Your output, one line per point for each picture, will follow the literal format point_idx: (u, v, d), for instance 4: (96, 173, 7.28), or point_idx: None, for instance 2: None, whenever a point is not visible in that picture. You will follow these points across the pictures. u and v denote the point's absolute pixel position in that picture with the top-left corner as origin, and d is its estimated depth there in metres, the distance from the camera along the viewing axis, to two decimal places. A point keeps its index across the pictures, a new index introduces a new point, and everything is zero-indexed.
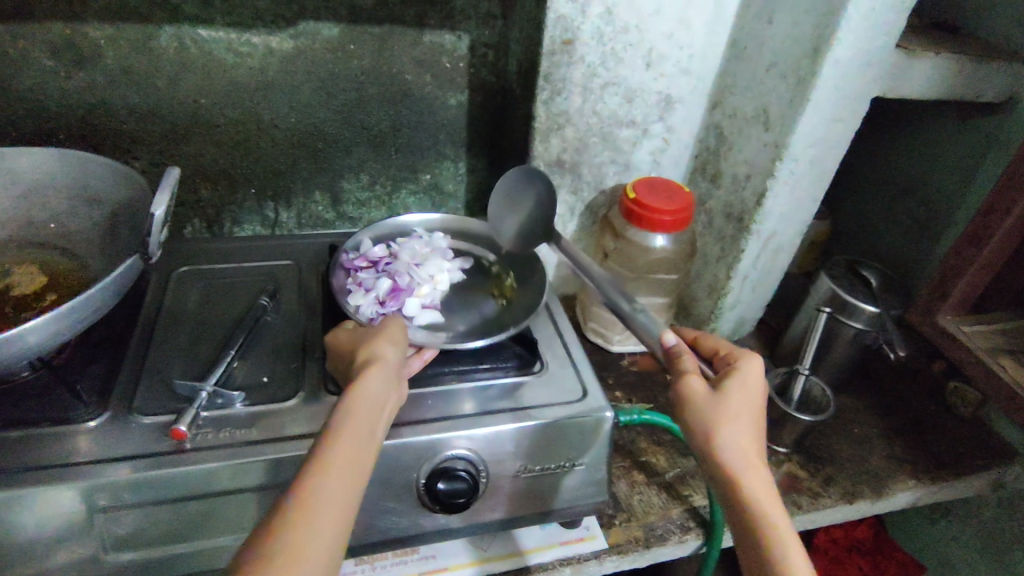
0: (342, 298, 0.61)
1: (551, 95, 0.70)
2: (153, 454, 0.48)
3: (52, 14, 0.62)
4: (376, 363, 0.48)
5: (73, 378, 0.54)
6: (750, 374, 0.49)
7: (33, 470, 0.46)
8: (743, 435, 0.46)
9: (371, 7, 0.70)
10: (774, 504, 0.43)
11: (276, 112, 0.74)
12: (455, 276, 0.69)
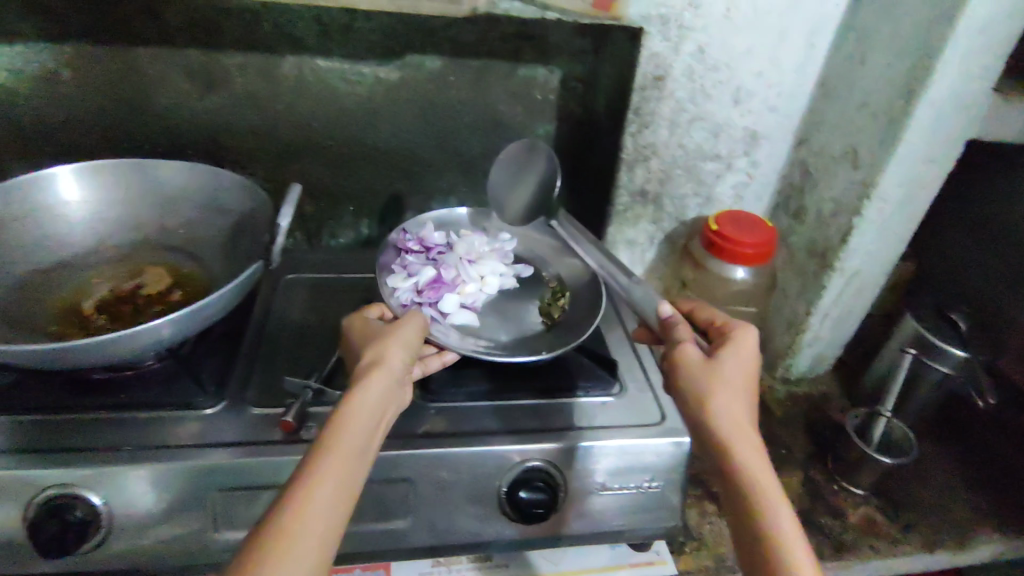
0: (386, 278, 0.65)
1: (638, 129, 0.73)
2: (265, 443, 0.53)
3: (192, 43, 0.69)
4: (378, 370, 0.50)
5: (195, 369, 0.60)
6: (745, 341, 0.54)
7: (163, 449, 0.52)
8: (735, 398, 0.50)
9: (473, 42, 0.74)
10: (762, 465, 0.47)
11: (378, 136, 0.79)
12: (509, 281, 0.71)
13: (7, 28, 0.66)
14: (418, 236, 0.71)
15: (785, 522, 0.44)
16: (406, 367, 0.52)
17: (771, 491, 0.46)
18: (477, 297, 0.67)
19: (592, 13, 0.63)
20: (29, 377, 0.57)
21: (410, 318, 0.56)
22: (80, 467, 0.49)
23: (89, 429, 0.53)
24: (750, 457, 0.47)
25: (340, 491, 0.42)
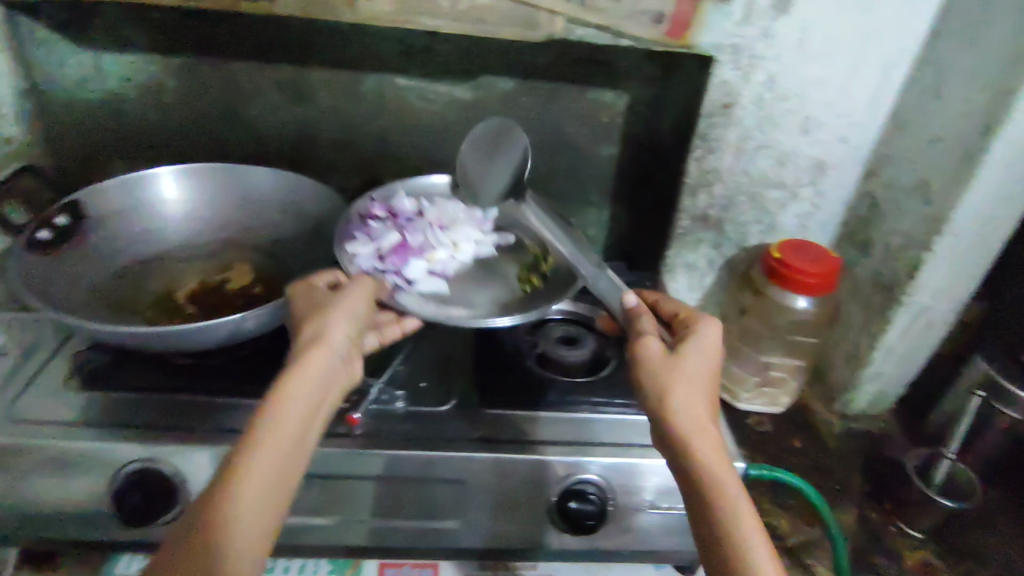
0: (345, 245, 0.63)
1: (704, 153, 0.73)
2: (329, 434, 0.56)
3: (285, 58, 0.75)
4: (319, 346, 0.51)
5: (269, 360, 0.64)
6: (707, 334, 0.54)
7: (236, 433, 0.55)
8: (696, 394, 0.50)
9: (545, 65, 0.77)
10: (722, 463, 0.47)
11: (449, 152, 0.83)
12: (484, 248, 0.69)
13: (122, 40, 0.72)
14: (386, 204, 0.70)
15: (739, 521, 0.45)
16: (349, 341, 0.53)
17: (731, 488, 0.46)
18: (446, 265, 0.66)
19: (665, 42, 0.65)
20: (122, 358, 0.62)
21: (358, 288, 0.56)
22: (162, 444, 0.53)
23: (173, 408, 0.58)
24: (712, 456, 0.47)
25: (282, 463, 0.45)
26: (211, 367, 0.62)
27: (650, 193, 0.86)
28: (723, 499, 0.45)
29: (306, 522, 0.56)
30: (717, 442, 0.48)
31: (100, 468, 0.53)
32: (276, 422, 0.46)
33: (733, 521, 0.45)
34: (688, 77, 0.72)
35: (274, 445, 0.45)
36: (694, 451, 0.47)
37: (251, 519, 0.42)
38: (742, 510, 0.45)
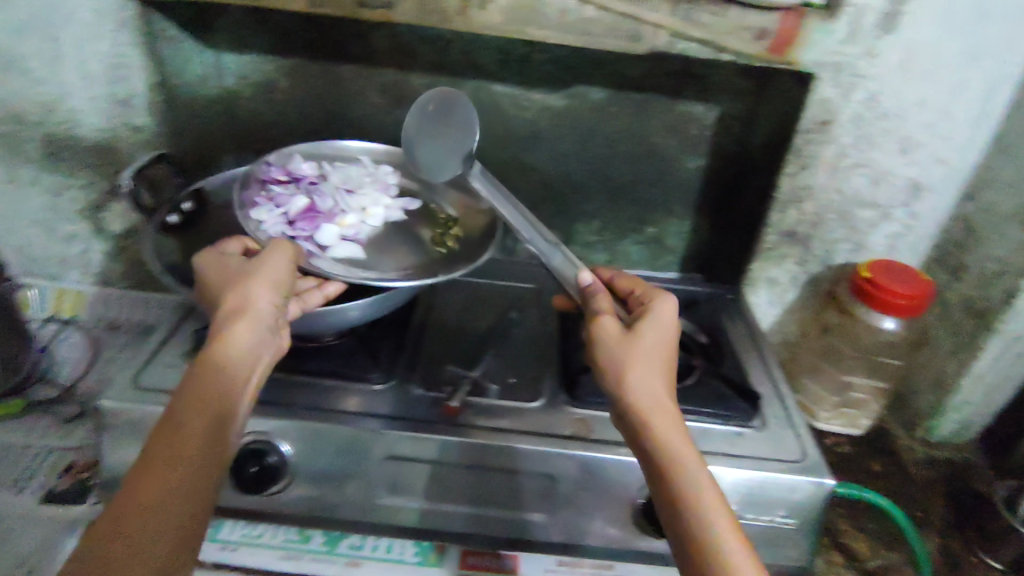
0: (250, 212, 0.66)
1: (796, 169, 0.73)
2: (428, 420, 0.59)
3: (390, 63, 0.78)
4: (244, 314, 0.50)
5: (370, 348, 0.67)
6: (661, 314, 0.55)
7: (343, 414, 0.59)
8: (651, 374, 0.51)
9: (639, 77, 0.79)
10: (680, 438, 0.48)
11: (538, 158, 0.85)
12: (390, 213, 0.73)
13: (240, 41, 0.75)
14: (287, 168, 0.73)
15: (698, 492, 0.45)
16: (273, 308, 0.53)
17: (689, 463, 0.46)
18: (360, 228, 0.69)
19: (767, 57, 0.65)
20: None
21: (278, 249, 0.56)
22: (274, 417, 0.57)
23: (281, 385, 0.61)
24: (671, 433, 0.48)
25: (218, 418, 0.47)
26: (317, 350, 0.66)
27: (735, 206, 0.86)
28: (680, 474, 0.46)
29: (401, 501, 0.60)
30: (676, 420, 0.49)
31: None
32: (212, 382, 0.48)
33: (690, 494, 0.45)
34: (784, 93, 0.73)
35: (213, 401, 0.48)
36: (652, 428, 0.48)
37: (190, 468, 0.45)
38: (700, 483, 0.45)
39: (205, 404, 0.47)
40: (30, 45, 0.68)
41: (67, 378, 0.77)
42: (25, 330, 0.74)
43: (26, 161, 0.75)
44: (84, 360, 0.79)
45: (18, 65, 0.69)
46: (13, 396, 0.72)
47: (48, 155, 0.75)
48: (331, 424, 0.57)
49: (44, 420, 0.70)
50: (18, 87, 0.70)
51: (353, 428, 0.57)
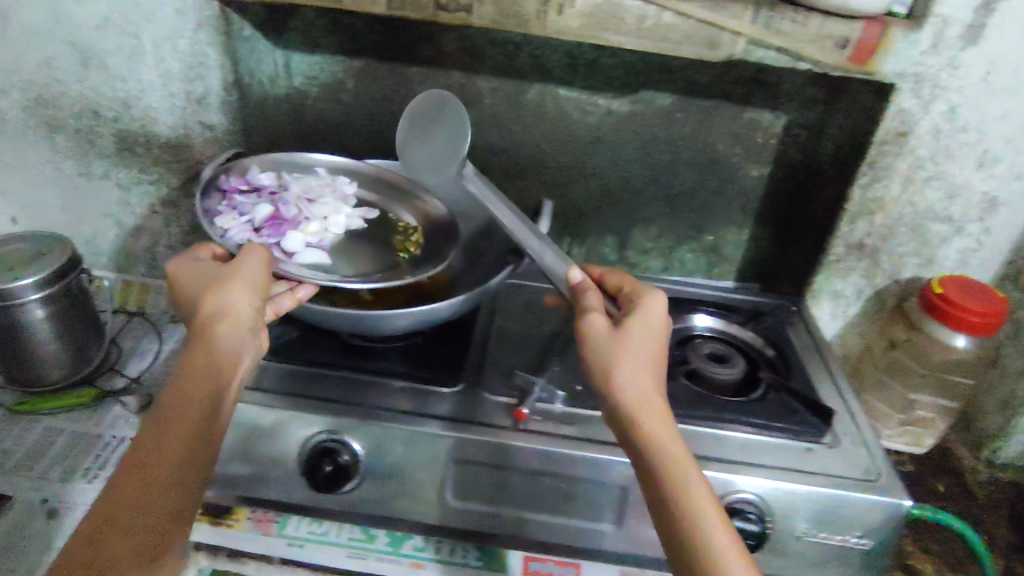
0: (213, 219, 0.65)
1: (870, 181, 0.72)
2: (499, 425, 0.59)
3: (456, 66, 0.79)
4: (222, 321, 0.54)
5: (438, 351, 0.68)
6: (652, 309, 0.55)
7: (414, 416, 0.59)
8: (639, 368, 0.51)
9: (707, 83, 0.78)
10: (667, 433, 0.48)
11: (599, 164, 0.85)
12: (354, 221, 0.73)
13: (312, 41, 0.78)
14: (246, 178, 0.71)
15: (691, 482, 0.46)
16: (253, 308, 0.55)
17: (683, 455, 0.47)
18: (323, 235, 0.69)
19: (847, 67, 0.64)
20: (304, 337, 0.68)
21: (252, 254, 0.57)
22: (348, 417, 0.58)
23: (354, 385, 0.62)
24: (659, 429, 0.48)
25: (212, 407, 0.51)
26: (386, 351, 0.67)
27: (799, 217, 0.85)
28: (672, 463, 0.46)
29: (472, 507, 0.59)
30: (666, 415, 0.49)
31: (290, 433, 0.58)
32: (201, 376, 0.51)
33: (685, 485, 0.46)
34: (858, 102, 0.72)
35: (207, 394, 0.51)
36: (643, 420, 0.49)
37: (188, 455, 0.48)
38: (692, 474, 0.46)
39: (192, 400, 0.50)
40: (112, 42, 0.69)
41: (133, 372, 0.77)
42: (98, 321, 0.76)
43: (101, 155, 0.77)
44: (149, 356, 0.79)
45: (99, 62, 0.70)
46: (85, 384, 0.74)
47: (122, 150, 0.76)
48: (405, 427, 0.57)
49: (113, 410, 0.72)
50: (97, 83, 0.72)
51: (426, 431, 0.57)
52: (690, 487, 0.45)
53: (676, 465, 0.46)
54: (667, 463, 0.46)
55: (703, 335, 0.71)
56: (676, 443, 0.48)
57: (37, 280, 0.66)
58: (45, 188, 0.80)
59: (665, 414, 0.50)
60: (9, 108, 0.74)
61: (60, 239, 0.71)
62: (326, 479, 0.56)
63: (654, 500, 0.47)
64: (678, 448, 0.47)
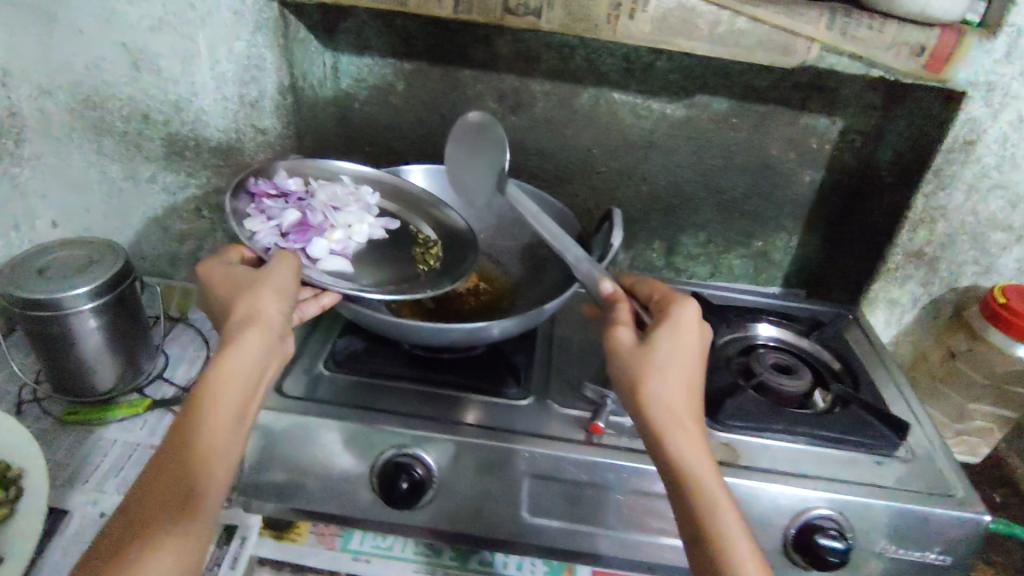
0: (240, 221, 0.61)
1: (934, 189, 0.70)
2: (574, 440, 0.58)
3: (510, 69, 0.78)
4: (253, 326, 0.52)
5: (502, 361, 0.67)
6: (683, 322, 0.53)
7: (488, 429, 0.58)
8: (671, 385, 0.50)
9: (765, 88, 0.77)
10: (698, 455, 0.48)
11: (650, 168, 0.84)
12: (377, 232, 0.70)
13: (363, 43, 0.77)
14: (272, 181, 0.67)
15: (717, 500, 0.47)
16: (284, 312, 0.54)
17: (708, 473, 0.48)
18: (347, 244, 0.66)
19: (922, 74, 0.63)
20: (367, 346, 0.67)
21: (280, 261, 0.57)
22: (420, 431, 0.57)
23: (421, 397, 0.62)
24: (690, 453, 0.48)
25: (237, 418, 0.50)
26: (451, 362, 0.66)
27: (851, 223, 0.84)
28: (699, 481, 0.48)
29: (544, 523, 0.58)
30: (693, 431, 0.50)
31: (361, 448, 0.57)
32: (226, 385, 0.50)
33: (711, 502, 0.47)
34: (921, 109, 0.70)
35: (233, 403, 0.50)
36: (671, 439, 0.49)
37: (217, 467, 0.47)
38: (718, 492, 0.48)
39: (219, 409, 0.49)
40: (165, 43, 0.67)
41: (182, 380, 0.76)
42: (146, 329, 0.75)
43: (149, 158, 0.76)
44: (197, 363, 0.78)
45: (149, 64, 0.69)
46: (134, 393, 0.73)
47: (171, 153, 0.75)
48: (478, 441, 0.56)
49: (165, 419, 0.71)
50: (147, 85, 0.70)
51: (500, 446, 0.56)
52: (719, 511, 0.47)
53: (707, 489, 0.47)
54: (699, 489, 0.47)
55: (767, 345, 0.71)
56: (707, 465, 0.48)
57: (90, 289, 0.64)
58: (89, 190, 0.79)
59: (697, 431, 0.50)
60: (55, 110, 0.73)
61: (109, 245, 0.70)
62: (404, 495, 0.54)
63: (680, 514, 0.48)
64: (708, 471, 0.48)
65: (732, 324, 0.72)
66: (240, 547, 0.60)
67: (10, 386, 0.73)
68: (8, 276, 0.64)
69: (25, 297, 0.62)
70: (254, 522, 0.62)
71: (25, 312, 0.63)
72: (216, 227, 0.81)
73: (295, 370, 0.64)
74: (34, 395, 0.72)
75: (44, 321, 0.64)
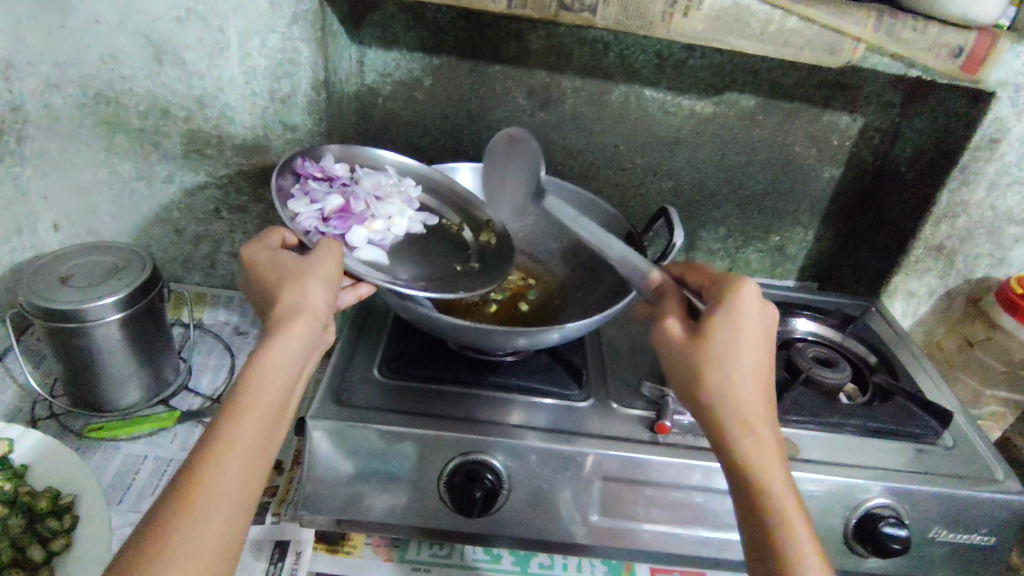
0: (283, 201, 0.59)
1: (958, 185, 0.72)
2: (643, 440, 0.58)
3: (541, 65, 0.77)
4: (302, 316, 0.49)
5: (559, 362, 0.67)
6: (746, 303, 0.47)
7: (557, 432, 0.58)
8: (735, 373, 0.45)
9: (791, 85, 0.78)
10: (761, 444, 0.44)
11: (675, 165, 0.84)
12: (415, 225, 0.66)
13: (390, 36, 0.75)
14: (319, 163, 0.64)
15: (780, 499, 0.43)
16: (328, 304, 0.52)
17: (772, 468, 0.43)
18: (386, 235, 0.63)
19: (957, 74, 0.65)
20: (419, 347, 0.66)
21: (325, 249, 0.54)
22: (489, 437, 0.56)
23: (480, 402, 0.61)
24: (753, 444, 0.44)
25: (269, 414, 0.46)
26: (508, 364, 0.65)
27: (866, 218, 0.86)
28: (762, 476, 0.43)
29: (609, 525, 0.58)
30: (758, 424, 0.45)
31: (428, 455, 0.56)
32: (261, 378, 0.46)
33: (775, 502, 0.43)
34: (945, 107, 0.72)
35: (264, 398, 0.46)
36: (732, 433, 0.44)
37: (249, 461, 0.43)
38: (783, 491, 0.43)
39: (261, 400, 0.46)
40: (192, 35, 0.64)
41: (207, 390, 0.73)
42: (168, 338, 0.71)
43: (166, 156, 0.72)
44: (222, 371, 0.75)
45: (172, 57, 0.65)
46: (159, 406, 0.70)
47: (190, 151, 0.72)
48: (548, 445, 0.56)
49: (197, 432, 0.67)
50: (169, 79, 0.67)
51: (573, 449, 0.56)
52: (787, 513, 0.42)
53: (773, 481, 0.43)
54: (760, 486, 0.43)
55: (806, 339, 0.74)
56: (774, 455, 0.44)
57: (115, 299, 0.60)
58: (96, 191, 0.74)
59: (765, 419, 0.45)
60: (63, 105, 0.68)
61: (135, 250, 0.66)
62: (481, 502, 0.53)
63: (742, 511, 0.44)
64: (773, 462, 0.44)
65: None
66: (296, 562, 0.58)
67: (21, 400, 0.69)
68: (26, 285, 0.60)
69: (47, 306, 0.58)
70: (307, 536, 0.60)
71: (45, 321, 0.59)
72: (234, 229, 0.78)
73: (347, 375, 0.62)
74: (50, 410, 0.68)
75: (66, 332, 0.60)
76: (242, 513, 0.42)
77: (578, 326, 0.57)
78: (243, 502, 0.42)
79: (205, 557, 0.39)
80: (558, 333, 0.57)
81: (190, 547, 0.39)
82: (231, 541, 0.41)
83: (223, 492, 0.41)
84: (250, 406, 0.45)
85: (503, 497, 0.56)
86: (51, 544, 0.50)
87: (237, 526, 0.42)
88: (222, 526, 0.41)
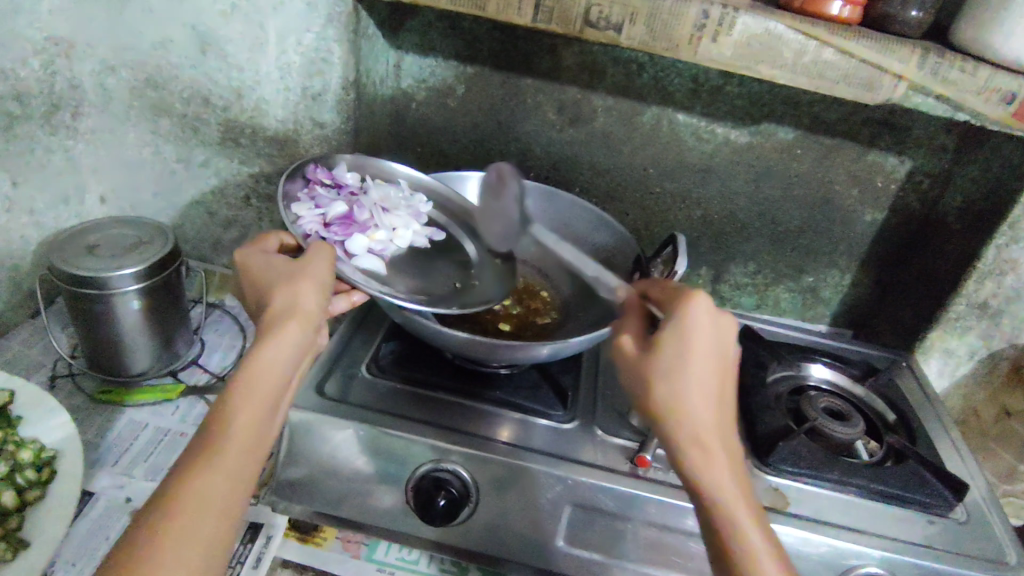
0: (288, 204, 0.60)
1: (1007, 241, 0.67)
2: (621, 471, 0.56)
3: (573, 82, 0.76)
4: (291, 317, 0.50)
5: (550, 381, 0.66)
6: (695, 316, 0.44)
7: (532, 451, 0.57)
8: (684, 391, 0.43)
9: (834, 120, 0.74)
10: (716, 467, 0.43)
11: (705, 193, 0.82)
12: (420, 239, 0.66)
13: (427, 43, 0.77)
14: (330, 172, 0.66)
15: (737, 521, 0.41)
16: (320, 306, 0.52)
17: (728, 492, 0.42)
18: (388, 246, 0.63)
19: (1008, 122, 0.60)
20: (411, 351, 0.67)
21: (317, 253, 0.54)
22: (462, 447, 0.56)
23: (463, 412, 0.60)
24: (707, 464, 0.43)
25: (258, 408, 0.47)
26: (498, 377, 0.65)
27: (909, 268, 0.81)
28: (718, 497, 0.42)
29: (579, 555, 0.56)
30: (714, 445, 0.43)
31: (400, 457, 0.56)
32: (250, 376, 0.47)
33: (735, 524, 0.41)
34: (999, 156, 0.67)
35: (250, 396, 0.46)
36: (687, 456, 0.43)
37: (237, 460, 0.44)
38: (740, 512, 0.42)
39: (249, 396, 0.46)
40: (234, 29, 0.67)
41: (217, 368, 0.76)
42: (184, 314, 0.74)
43: (204, 142, 0.76)
44: (233, 352, 0.78)
45: (216, 49, 0.69)
46: (168, 376, 0.73)
47: (227, 139, 0.75)
48: (521, 464, 0.55)
49: (197, 407, 0.70)
50: (211, 69, 0.70)
51: (543, 471, 0.55)
52: (745, 538, 0.41)
53: (729, 498, 0.42)
54: (717, 509, 0.42)
55: (819, 387, 0.70)
56: (730, 472, 0.43)
57: (135, 272, 0.63)
58: (140, 169, 0.79)
59: (719, 435, 0.43)
60: (115, 87, 0.73)
61: (161, 228, 0.69)
62: (441, 512, 0.53)
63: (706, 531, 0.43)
64: (727, 477, 0.42)
65: (784, 361, 0.71)
66: (265, 546, 0.59)
67: (47, 359, 0.73)
68: (56, 250, 0.64)
69: (69, 273, 0.61)
70: (280, 522, 0.61)
71: (69, 287, 0.62)
72: (262, 217, 0.81)
73: (336, 371, 0.63)
74: (69, 369, 0.72)
75: (88, 299, 0.63)
76: (229, 511, 0.43)
77: (574, 343, 0.56)
78: (232, 501, 0.43)
79: (192, 557, 0.40)
80: (551, 349, 0.56)
81: (176, 548, 0.40)
82: (220, 539, 0.42)
83: (211, 491, 0.42)
84: (239, 405, 0.46)
85: (469, 511, 0.55)
86: (25, 494, 0.53)
87: (226, 524, 0.43)
88: (208, 525, 0.42)
